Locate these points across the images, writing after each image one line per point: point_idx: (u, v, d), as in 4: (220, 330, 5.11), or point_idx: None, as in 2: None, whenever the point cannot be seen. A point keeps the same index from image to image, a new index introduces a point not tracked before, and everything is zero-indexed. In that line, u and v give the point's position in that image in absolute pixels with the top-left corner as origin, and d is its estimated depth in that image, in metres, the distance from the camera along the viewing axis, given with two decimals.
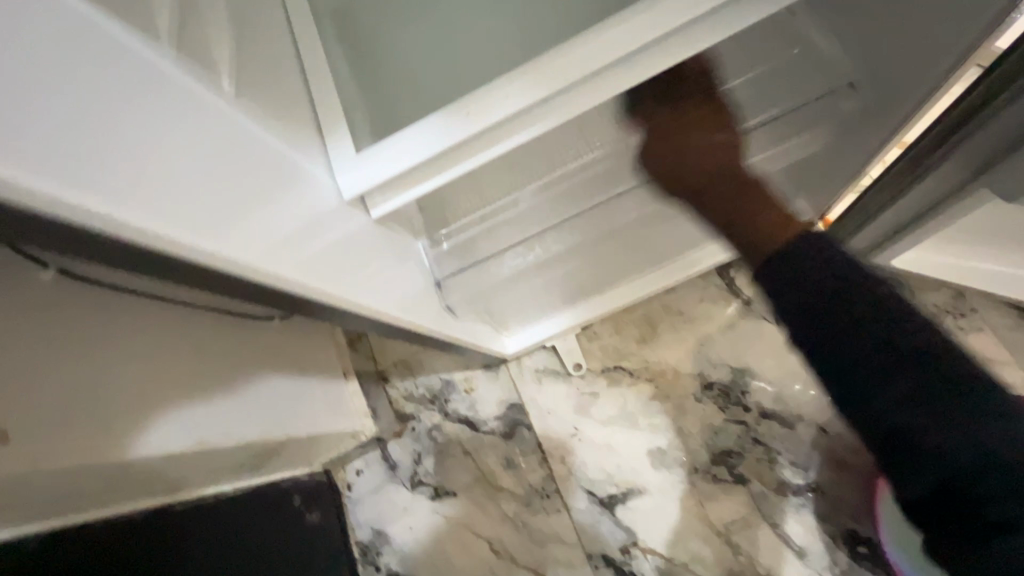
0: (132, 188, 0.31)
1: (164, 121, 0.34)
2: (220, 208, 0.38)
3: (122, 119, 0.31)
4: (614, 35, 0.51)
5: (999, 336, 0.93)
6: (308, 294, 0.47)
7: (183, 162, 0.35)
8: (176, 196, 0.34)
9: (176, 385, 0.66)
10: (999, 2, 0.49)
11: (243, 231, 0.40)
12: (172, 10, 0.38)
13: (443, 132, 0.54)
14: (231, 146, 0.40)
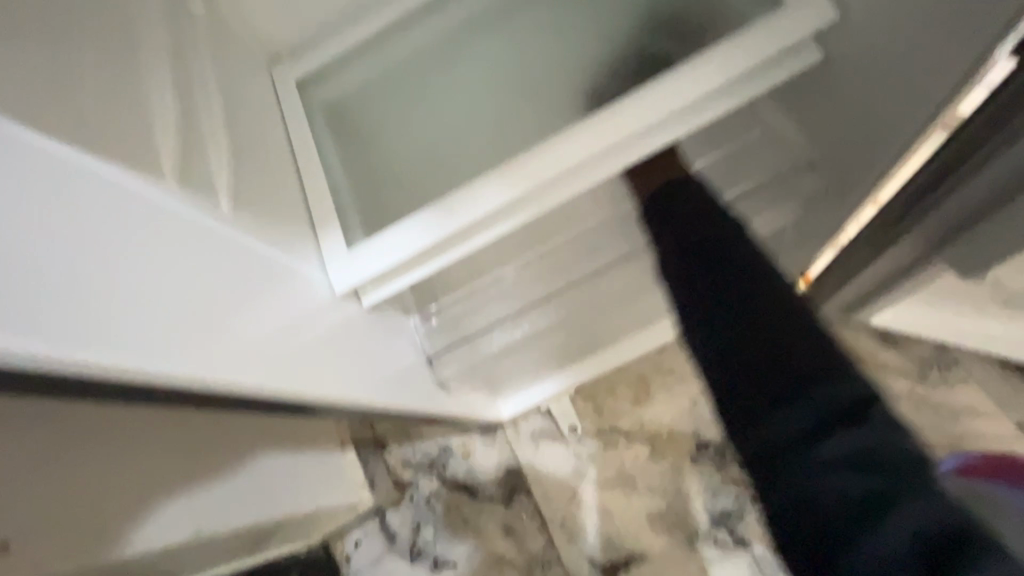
0: (121, 330, 0.33)
1: (146, 261, 0.36)
2: (210, 330, 0.40)
3: (96, 257, 0.32)
4: (583, 139, 0.56)
5: (993, 393, 0.86)
6: (300, 399, 0.47)
7: (168, 295, 0.37)
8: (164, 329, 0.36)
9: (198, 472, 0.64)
10: (919, 114, 0.52)
11: (227, 345, 0.41)
12: (173, 146, 0.42)
13: (428, 230, 0.58)
14: (219, 267, 0.42)
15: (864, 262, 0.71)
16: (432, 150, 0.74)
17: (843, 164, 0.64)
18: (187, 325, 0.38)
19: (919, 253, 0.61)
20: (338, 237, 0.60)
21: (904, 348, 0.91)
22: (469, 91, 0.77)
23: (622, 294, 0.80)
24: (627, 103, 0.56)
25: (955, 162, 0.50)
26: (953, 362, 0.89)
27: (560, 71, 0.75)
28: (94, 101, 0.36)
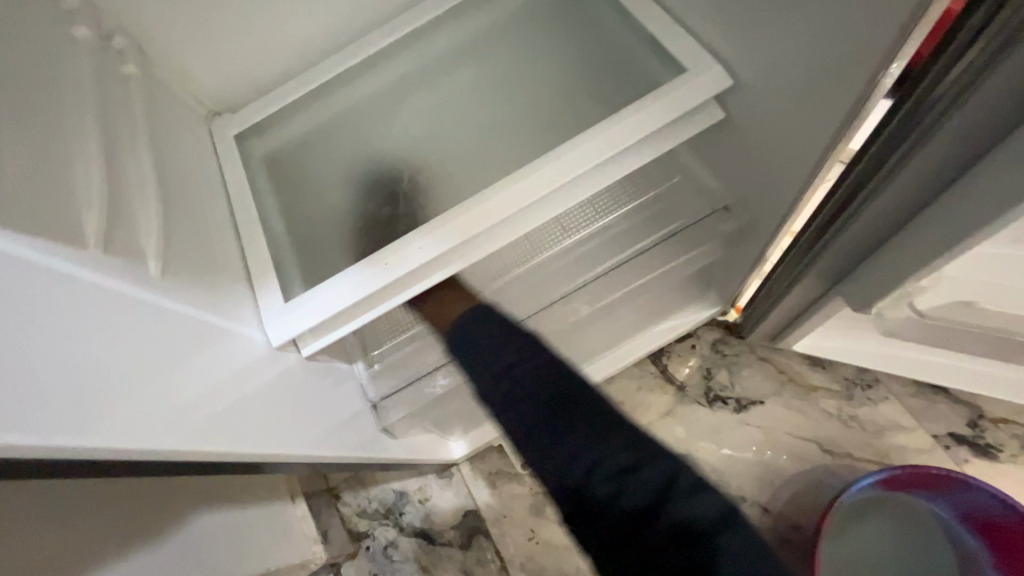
0: (43, 410, 0.32)
1: (69, 335, 0.35)
2: (134, 401, 0.39)
3: (25, 335, 0.32)
4: (515, 190, 0.59)
5: (910, 406, 0.93)
6: (232, 458, 0.47)
7: (93, 368, 0.36)
8: (87, 404, 0.35)
9: (136, 539, 0.61)
10: (808, 164, 0.59)
11: (157, 413, 0.40)
12: (102, 216, 0.42)
13: (367, 279, 0.59)
14: (143, 335, 0.41)
15: (788, 287, 0.77)
16: (375, 202, 0.76)
17: (757, 204, 0.70)
18: (111, 398, 0.37)
19: (826, 283, 0.68)
20: (276, 291, 0.60)
21: (830, 370, 0.98)
22: (408, 143, 0.80)
23: (563, 332, 0.82)
24: (550, 157, 0.60)
25: (852, 192, 0.56)
26: (874, 380, 0.96)
27: (495, 125, 0.79)
28: (16, 173, 0.36)
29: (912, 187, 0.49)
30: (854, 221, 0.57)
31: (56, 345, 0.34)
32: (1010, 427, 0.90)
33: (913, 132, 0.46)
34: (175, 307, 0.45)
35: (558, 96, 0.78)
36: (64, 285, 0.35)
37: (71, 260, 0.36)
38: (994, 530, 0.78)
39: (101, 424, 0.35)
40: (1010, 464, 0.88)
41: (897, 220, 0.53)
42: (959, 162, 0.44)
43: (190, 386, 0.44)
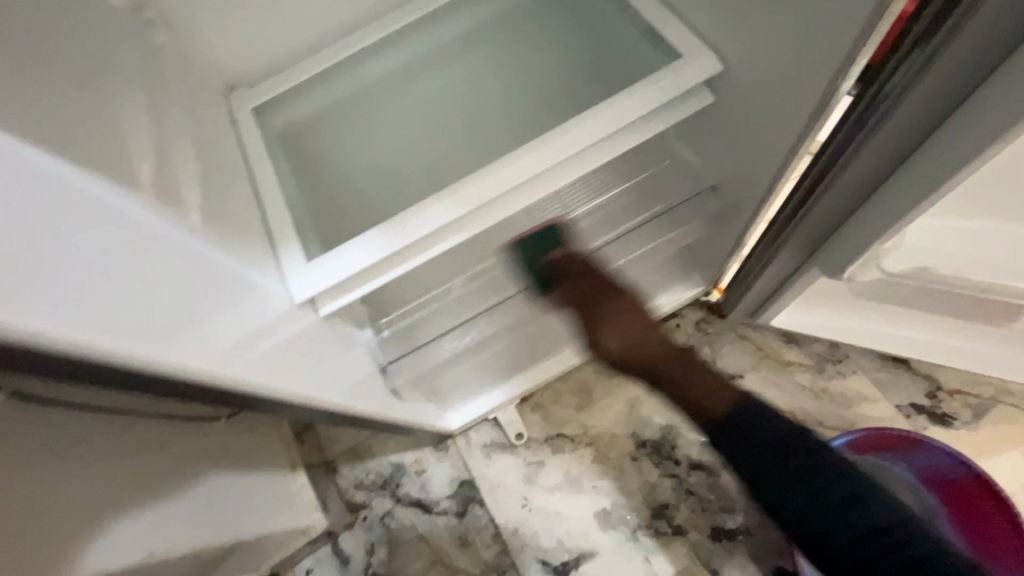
0: (112, 319, 0.35)
1: (120, 261, 0.38)
2: (183, 326, 0.42)
3: (94, 256, 0.35)
4: (525, 162, 0.65)
5: (872, 379, 1.01)
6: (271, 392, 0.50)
7: (143, 292, 0.39)
8: (143, 320, 0.38)
9: (127, 498, 0.64)
10: (787, 143, 0.65)
11: (208, 340, 0.44)
12: (148, 165, 0.45)
13: (387, 242, 0.63)
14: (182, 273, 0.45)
15: (768, 261, 0.84)
16: (386, 179, 0.81)
17: (738, 184, 0.77)
18: (160, 320, 0.40)
19: (801, 256, 0.76)
20: (296, 251, 0.63)
21: (804, 346, 1.05)
22: (416, 122, 0.85)
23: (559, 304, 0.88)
24: (558, 133, 0.65)
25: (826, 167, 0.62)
26: (843, 356, 1.03)
27: (499, 108, 0.85)
28: (76, 117, 0.39)
29: (885, 154, 0.56)
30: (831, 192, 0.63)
31: (111, 267, 0.37)
32: (963, 397, 0.98)
33: (880, 111, 0.53)
34: (206, 255, 0.49)
35: (558, 83, 0.84)
36: (115, 217, 0.39)
37: (123, 201, 0.40)
38: (941, 485, 0.87)
39: (162, 340, 0.38)
40: (964, 430, 0.97)
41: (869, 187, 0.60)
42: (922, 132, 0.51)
43: (223, 323, 0.48)
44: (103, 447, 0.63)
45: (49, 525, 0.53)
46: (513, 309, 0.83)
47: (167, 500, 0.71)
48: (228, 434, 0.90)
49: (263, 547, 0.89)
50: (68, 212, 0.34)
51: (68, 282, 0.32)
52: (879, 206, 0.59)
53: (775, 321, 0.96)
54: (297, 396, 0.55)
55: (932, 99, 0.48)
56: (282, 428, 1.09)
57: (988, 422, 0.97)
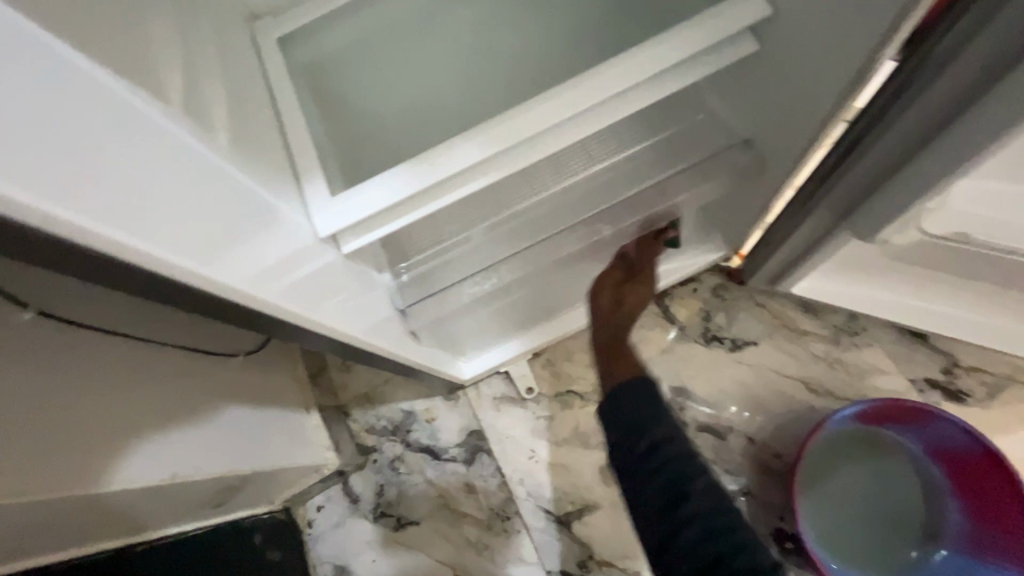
0: (93, 198, 0.33)
1: (133, 146, 0.36)
2: (183, 228, 0.40)
3: (126, 157, 0.36)
4: (552, 103, 0.63)
5: (888, 352, 1.01)
6: (282, 312, 0.51)
7: (147, 182, 0.38)
8: (135, 210, 0.36)
9: (153, 421, 0.67)
10: (831, 99, 0.62)
11: (227, 258, 0.45)
12: (178, 81, 0.44)
13: (413, 179, 0.62)
14: (200, 176, 0.43)
15: (798, 224, 0.82)
16: (410, 123, 0.79)
17: (776, 141, 0.75)
18: (158, 214, 0.38)
19: (835, 217, 0.75)
20: (322, 185, 0.62)
21: (821, 317, 1.04)
22: (443, 65, 0.82)
23: (575, 257, 0.87)
24: (590, 74, 0.63)
25: (884, 110, 0.59)
26: (861, 328, 1.03)
27: (530, 55, 0.82)
28: (108, 24, 0.38)
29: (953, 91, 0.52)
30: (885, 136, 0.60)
31: (118, 148, 0.35)
32: (979, 375, 0.98)
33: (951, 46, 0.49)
34: (227, 164, 0.47)
35: (593, 30, 0.81)
36: (133, 103, 0.37)
37: (164, 113, 0.40)
38: (955, 459, 0.88)
39: (145, 231, 0.37)
40: (976, 408, 0.97)
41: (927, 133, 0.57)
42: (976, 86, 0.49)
43: (235, 232, 0.46)
44: (124, 369, 0.66)
45: (73, 439, 0.56)
46: (530, 260, 0.82)
47: (187, 426, 0.72)
48: (246, 371, 0.92)
49: (276, 479, 0.92)
50: (110, 110, 0.35)
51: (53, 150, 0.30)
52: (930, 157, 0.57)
53: (794, 288, 0.95)
54: (308, 320, 0.56)
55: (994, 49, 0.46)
56: (294, 367, 1.09)
57: (1002, 400, 0.96)
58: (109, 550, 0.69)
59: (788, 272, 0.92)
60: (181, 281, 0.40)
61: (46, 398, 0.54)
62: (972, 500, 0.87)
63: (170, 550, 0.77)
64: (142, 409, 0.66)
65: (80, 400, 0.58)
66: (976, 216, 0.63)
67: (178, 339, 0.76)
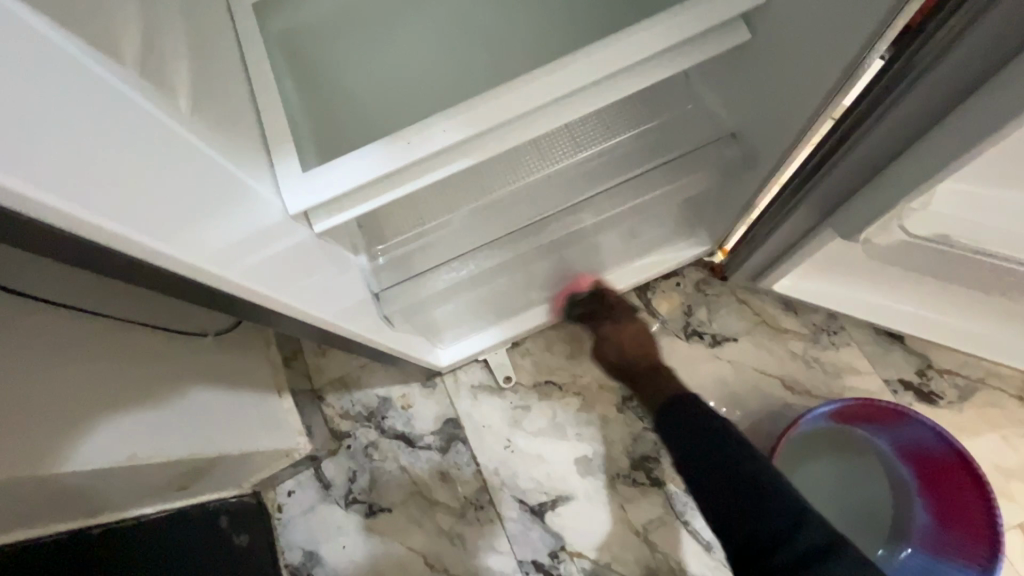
0: (43, 162, 0.30)
1: (81, 108, 0.33)
2: (147, 204, 0.38)
3: (85, 128, 0.34)
4: (539, 85, 0.60)
5: (865, 352, 1.01)
6: (250, 291, 0.49)
7: (99, 149, 0.35)
8: (86, 178, 0.33)
9: (115, 403, 0.64)
10: (820, 94, 0.61)
11: (194, 235, 0.42)
12: (135, 39, 0.41)
13: (390, 158, 0.60)
14: (156, 146, 0.40)
15: (781, 221, 0.82)
16: (392, 100, 0.77)
17: (764, 134, 0.74)
18: (111, 185, 0.35)
19: (818, 216, 0.75)
20: (293, 161, 0.60)
21: (800, 315, 1.04)
22: (428, 41, 0.80)
23: (559, 246, 0.86)
24: (580, 55, 0.61)
25: (871, 110, 0.58)
26: (839, 327, 1.03)
27: (519, 33, 0.79)
28: None
29: (941, 94, 0.52)
30: (873, 137, 0.60)
31: (67, 111, 0.32)
32: (952, 377, 0.99)
33: (942, 46, 0.48)
34: (186, 134, 0.44)
35: (584, 12, 0.78)
36: (84, 68, 0.34)
37: (121, 80, 0.38)
38: (925, 460, 0.88)
39: (100, 204, 0.34)
40: (947, 409, 0.97)
41: (918, 132, 0.56)
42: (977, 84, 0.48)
43: (197, 208, 0.44)
44: (83, 347, 0.63)
45: (31, 418, 0.53)
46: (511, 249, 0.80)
47: (151, 408, 0.70)
48: (218, 353, 0.90)
49: (246, 463, 0.90)
50: (66, 77, 0.32)
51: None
52: (916, 158, 0.56)
53: (776, 286, 0.95)
54: (279, 301, 0.53)
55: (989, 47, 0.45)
56: (268, 350, 1.07)
57: (973, 402, 0.97)
58: (68, 530, 0.67)
59: (772, 268, 0.91)
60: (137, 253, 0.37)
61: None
62: (940, 501, 0.87)
63: (134, 532, 0.75)
64: (103, 390, 0.63)
65: (34, 379, 0.55)
66: (958, 217, 0.63)
67: (141, 318, 0.73)
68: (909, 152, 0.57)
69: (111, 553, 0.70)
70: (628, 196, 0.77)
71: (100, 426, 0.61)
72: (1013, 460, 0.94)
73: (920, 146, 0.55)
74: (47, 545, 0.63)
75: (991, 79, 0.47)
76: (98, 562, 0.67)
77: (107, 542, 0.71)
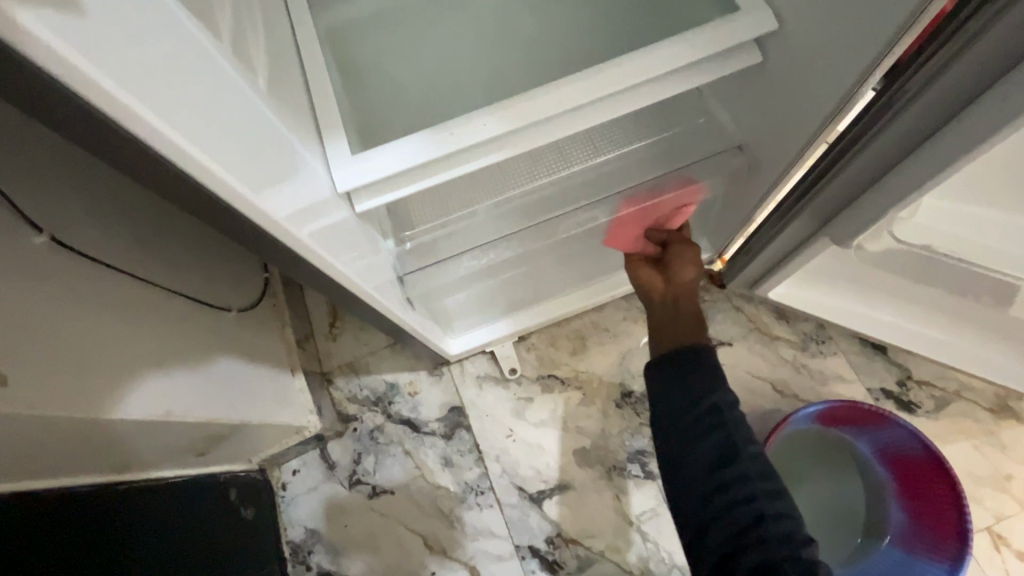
0: (180, 114, 0.36)
1: (205, 75, 0.39)
2: (247, 161, 0.44)
3: (209, 92, 0.39)
4: (571, 89, 0.66)
5: (850, 361, 1.08)
6: (302, 253, 0.54)
7: (212, 104, 0.40)
8: (208, 132, 0.39)
9: (155, 361, 0.68)
10: (819, 117, 0.68)
11: (274, 194, 0.48)
12: (228, 22, 0.46)
13: (433, 145, 0.65)
14: (250, 115, 0.46)
15: (778, 232, 0.88)
16: (425, 97, 0.82)
17: (767, 149, 0.80)
18: (223, 137, 0.41)
19: (814, 226, 0.81)
20: (343, 143, 0.65)
21: (791, 324, 1.11)
22: (460, 47, 0.86)
23: (572, 244, 0.91)
24: (611, 64, 0.67)
25: (864, 130, 0.65)
26: (827, 337, 1.10)
27: (546, 44, 0.86)
28: None
29: (921, 120, 0.59)
30: (861, 156, 0.67)
31: (198, 77, 0.38)
32: (929, 388, 1.05)
33: (929, 75, 0.55)
34: (266, 109, 0.50)
35: (608, 28, 0.85)
36: (205, 43, 0.40)
37: (223, 54, 0.43)
38: (902, 461, 0.94)
39: (208, 148, 0.39)
40: (924, 418, 1.04)
41: (903, 152, 0.63)
42: (956, 110, 0.56)
43: (270, 164, 0.48)
44: (126, 305, 0.67)
45: (74, 365, 0.56)
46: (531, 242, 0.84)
47: (184, 369, 0.73)
48: (240, 326, 0.94)
49: (260, 435, 0.93)
50: (195, 49, 0.38)
51: (150, 67, 0.33)
52: (903, 175, 0.63)
53: (771, 292, 1.01)
54: (323, 267, 0.59)
55: (967, 79, 0.53)
56: (282, 330, 1.09)
57: (948, 413, 1.04)
58: (95, 483, 0.70)
59: (768, 274, 0.98)
60: (229, 204, 0.42)
61: (50, 320, 0.55)
62: (916, 501, 0.93)
63: (152, 494, 0.78)
64: (144, 347, 0.67)
65: (79, 328, 0.58)
66: (941, 233, 0.70)
67: (171, 284, 0.76)
68: (896, 169, 0.64)
69: (128, 513, 0.72)
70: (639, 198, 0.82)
71: (143, 379, 0.65)
72: (984, 468, 1.00)
73: (908, 161, 0.62)
74: (77, 495, 0.66)
75: (970, 106, 0.54)
76: (114, 520, 0.69)
77: (128, 500, 0.73)
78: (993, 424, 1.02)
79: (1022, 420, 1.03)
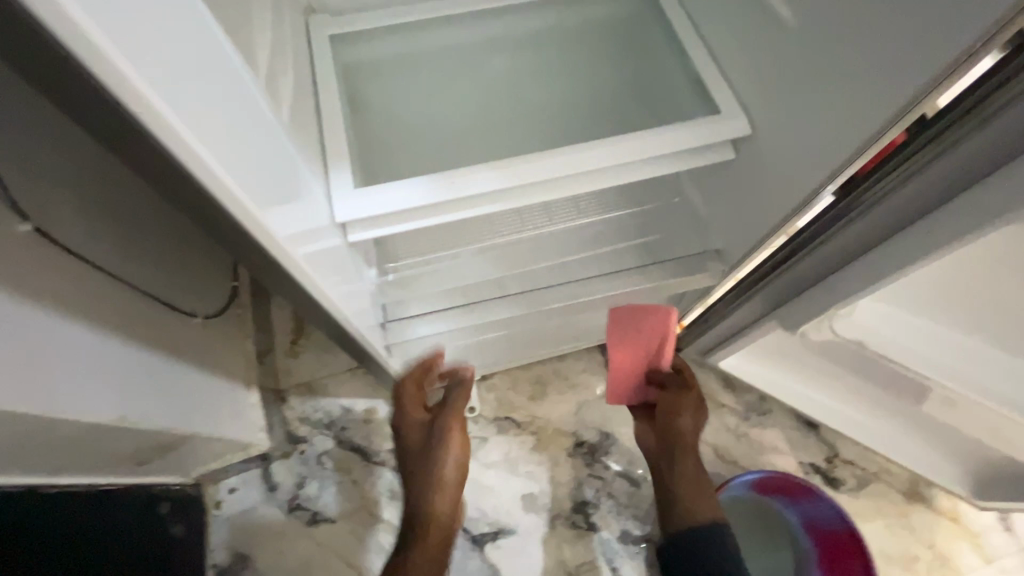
0: (213, 136, 0.38)
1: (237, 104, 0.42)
2: (260, 182, 0.46)
3: (238, 119, 0.42)
4: (570, 156, 0.72)
5: (785, 434, 1.16)
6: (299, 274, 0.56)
7: (240, 128, 0.42)
8: (233, 154, 0.41)
9: (115, 364, 0.67)
10: (776, 215, 0.76)
11: (281, 215, 0.50)
12: (263, 59, 0.50)
13: (434, 191, 0.68)
14: (269, 141, 0.48)
15: (732, 310, 0.96)
16: (424, 142, 0.87)
17: (727, 234, 0.88)
18: (244, 159, 0.43)
19: (765, 308, 0.89)
20: (346, 176, 0.67)
21: (737, 394, 1.18)
22: (462, 100, 0.92)
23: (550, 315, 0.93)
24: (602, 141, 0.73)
25: (817, 233, 0.72)
26: (767, 409, 1.18)
27: (542, 109, 0.93)
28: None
29: (866, 235, 0.66)
30: (813, 255, 0.74)
31: (232, 105, 0.41)
32: (852, 467, 1.14)
33: (879, 193, 0.62)
34: (283, 136, 0.52)
35: (602, 105, 0.92)
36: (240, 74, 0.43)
37: (255, 87, 0.46)
38: (825, 535, 1.00)
39: (232, 167, 0.41)
40: (846, 495, 1.12)
41: (845, 258, 0.71)
42: (892, 230, 0.63)
43: (280, 191, 0.50)
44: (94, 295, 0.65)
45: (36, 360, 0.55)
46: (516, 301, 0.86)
47: (144, 374, 0.71)
48: (203, 335, 0.92)
49: (204, 450, 0.90)
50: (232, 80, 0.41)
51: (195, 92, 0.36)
52: (842, 279, 0.71)
53: (722, 362, 1.08)
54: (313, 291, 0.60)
55: (903, 210, 0.61)
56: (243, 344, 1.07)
57: (867, 492, 1.12)
58: (24, 487, 0.65)
59: (720, 345, 1.05)
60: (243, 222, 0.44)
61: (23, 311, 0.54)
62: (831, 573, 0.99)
63: (84, 502, 0.74)
64: (107, 346, 0.66)
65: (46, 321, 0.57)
66: (878, 329, 0.78)
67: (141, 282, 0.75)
68: (838, 272, 0.72)
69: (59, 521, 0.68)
70: (613, 284, 0.88)
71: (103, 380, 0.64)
72: (895, 547, 1.09)
73: (853, 265, 0.69)
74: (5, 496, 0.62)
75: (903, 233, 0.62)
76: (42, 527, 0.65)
77: (59, 507, 0.69)
78: (906, 507, 1.11)
79: (933, 505, 1.11)
